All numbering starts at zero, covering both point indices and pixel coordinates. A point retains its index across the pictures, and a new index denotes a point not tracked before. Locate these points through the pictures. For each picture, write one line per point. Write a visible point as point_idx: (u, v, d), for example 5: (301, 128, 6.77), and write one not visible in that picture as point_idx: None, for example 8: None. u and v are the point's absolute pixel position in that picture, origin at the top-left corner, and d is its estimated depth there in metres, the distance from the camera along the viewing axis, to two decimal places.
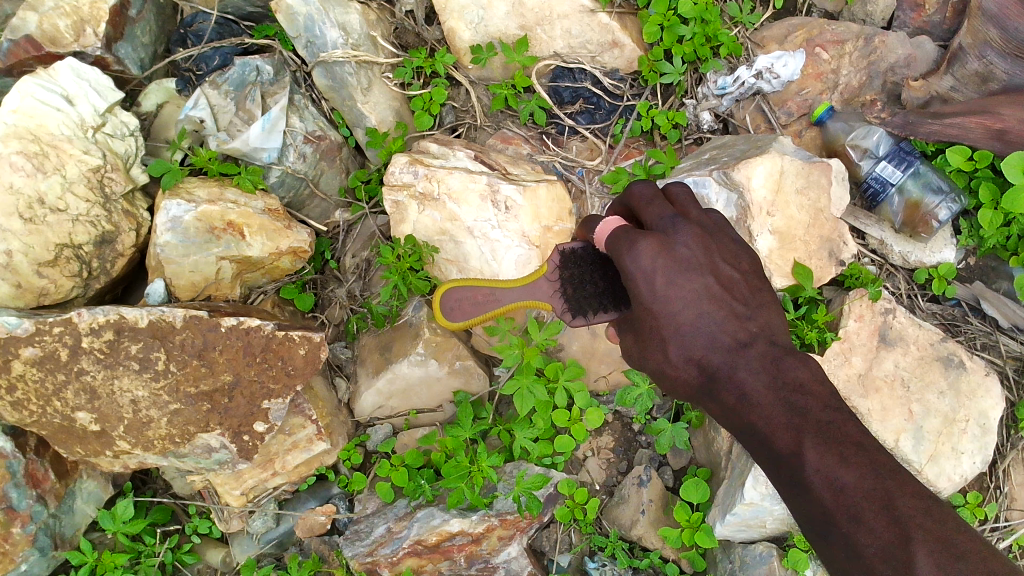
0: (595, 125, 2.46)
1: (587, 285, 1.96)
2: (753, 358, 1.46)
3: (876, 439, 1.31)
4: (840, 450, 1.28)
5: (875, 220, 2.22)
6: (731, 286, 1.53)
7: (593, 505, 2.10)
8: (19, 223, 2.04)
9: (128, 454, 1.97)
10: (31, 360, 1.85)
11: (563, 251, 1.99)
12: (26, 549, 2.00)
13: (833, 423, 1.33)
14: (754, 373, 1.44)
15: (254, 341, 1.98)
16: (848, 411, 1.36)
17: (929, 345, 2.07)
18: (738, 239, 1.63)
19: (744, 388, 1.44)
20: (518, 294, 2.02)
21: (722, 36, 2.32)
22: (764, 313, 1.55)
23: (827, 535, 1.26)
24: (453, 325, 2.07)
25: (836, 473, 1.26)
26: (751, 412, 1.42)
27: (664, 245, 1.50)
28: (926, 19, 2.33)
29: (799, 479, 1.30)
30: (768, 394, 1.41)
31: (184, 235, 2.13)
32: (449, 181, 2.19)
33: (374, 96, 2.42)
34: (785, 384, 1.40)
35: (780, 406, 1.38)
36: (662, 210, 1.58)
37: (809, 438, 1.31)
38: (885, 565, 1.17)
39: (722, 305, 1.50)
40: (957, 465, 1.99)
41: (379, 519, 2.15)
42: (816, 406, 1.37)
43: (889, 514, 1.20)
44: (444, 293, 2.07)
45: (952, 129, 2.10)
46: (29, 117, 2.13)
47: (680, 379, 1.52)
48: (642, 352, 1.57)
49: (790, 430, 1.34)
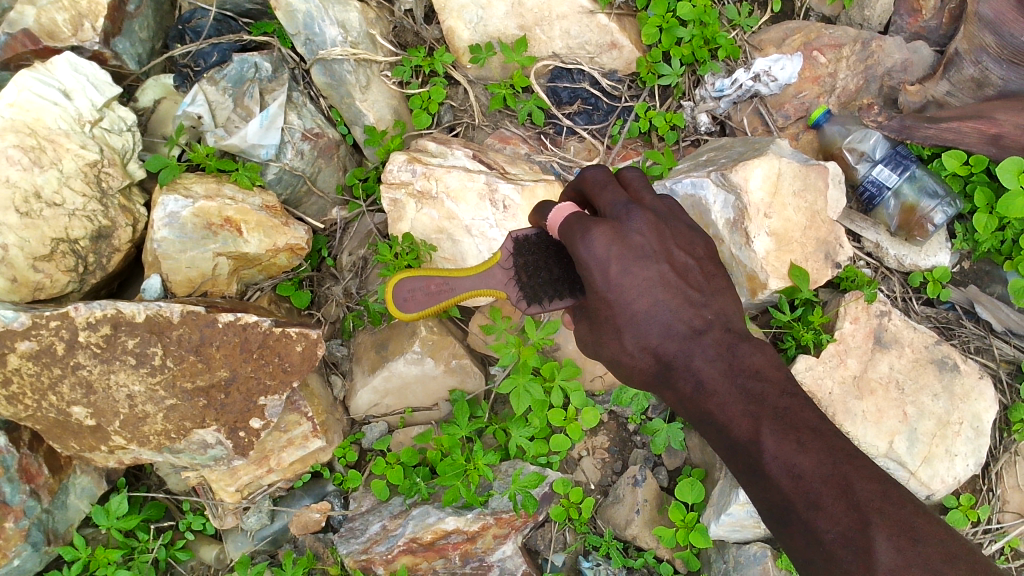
0: (593, 125, 2.47)
1: (542, 272, 1.90)
2: (709, 345, 1.49)
3: (832, 425, 1.36)
4: (796, 437, 1.33)
5: (870, 223, 2.24)
6: (685, 272, 1.54)
7: (589, 504, 2.10)
8: (15, 217, 2.04)
9: (124, 449, 1.97)
10: (27, 354, 1.85)
11: (515, 239, 1.95)
12: (19, 544, 1.99)
13: (789, 410, 1.38)
14: (710, 361, 1.48)
15: (251, 337, 1.98)
16: (804, 398, 1.42)
17: (924, 348, 2.08)
18: (690, 223, 1.63)
19: (700, 375, 1.47)
20: (471, 282, 1.98)
21: (720, 38, 2.34)
22: (719, 299, 1.56)
23: (786, 521, 1.30)
24: (407, 316, 2.01)
25: (793, 459, 1.30)
26: (707, 400, 1.46)
27: (618, 233, 1.48)
28: (922, 24, 2.35)
29: (756, 466, 1.35)
30: (723, 381, 1.46)
31: (181, 230, 2.13)
32: (447, 180, 2.19)
33: (372, 94, 2.42)
34: (741, 370, 1.45)
35: (737, 394, 1.43)
36: (616, 196, 1.56)
37: (766, 425, 1.36)
38: (845, 550, 1.20)
39: (677, 293, 1.51)
40: (950, 467, 2.01)
41: (374, 517, 2.15)
42: (772, 392, 1.43)
43: (847, 499, 1.24)
44: (397, 284, 2.00)
45: (949, 133, 2.12)
46: (26, 110, 2.12)
47: (637, 367, 1.55)
48: (599, 341, 1.60)
49: (748, 417, 1.39)
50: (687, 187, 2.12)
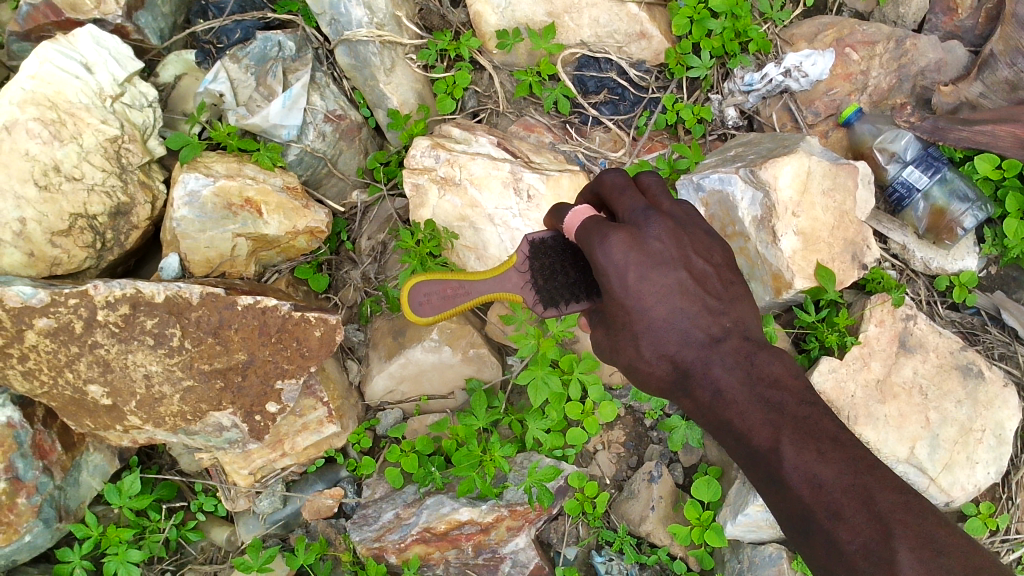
0: (619, 116, 2.43)
1: (559, 276, 1.84)
2: (728, 353, 1.40)
3: (854, 435, 1.28)
4: (817, 446, 1.25)
5: (898, 224, 2.21)
6: (704, 280, 1.43)
7: (603, 499, 2.09)
8: (34, 190, 2.03)
9: (138, 429, 1.95)
10: (44, 331, 1.83)
11: (532, 242, 1.87)
12: (31, 519, 1.98)
13: (809, 419, 1.30)
14: (729, 370, 1.38)
15: (270, 321, 1.96)
16: (825, 407, 1.33)
17: (948, 353, 2.06)
18: (710, 229, 1.53)
19: (719, 382, 1.38)
20: (489, 285, 1.90)
21: (752, 32, 2.31)
22: (737, 307, 1.46)
23: (805, 532, 1.22)
24: (424, 320, 1.93)
25: (813, 468, 1.22)
26: (726, 409, 1.37)
27: (636, 238, 1.39)
28: (957, 23, 2.32)
29: (776, 476, 1.27)
30: (743, 390, 1.36)
31: (201, 210, 2.11)
32: (471, 167, 2.16)
33: (396, 77, 2.38)
34: (760, 378, 1.36)
35: (756, 402, 1.34)
36: (635, 201, 1.47)
37: (786, 434, 1.28)
38: (867, 562, 1.13)
39: (695, 300, 1.41)
40: (971, 475, 1.99)
41: (387, 504, 2.13)
42: (791, 400, 1.34)
43: (869, 510, 1.16)
44: (412, 288, 1.93)
45: (981, 136, 2.08)
46: (47, 83, 2.09)
47: (654, 375, 1.44)
48: (615, 348, 1.49)
49: (768, 426, 1.30)
50: (715, 183, 2.09)
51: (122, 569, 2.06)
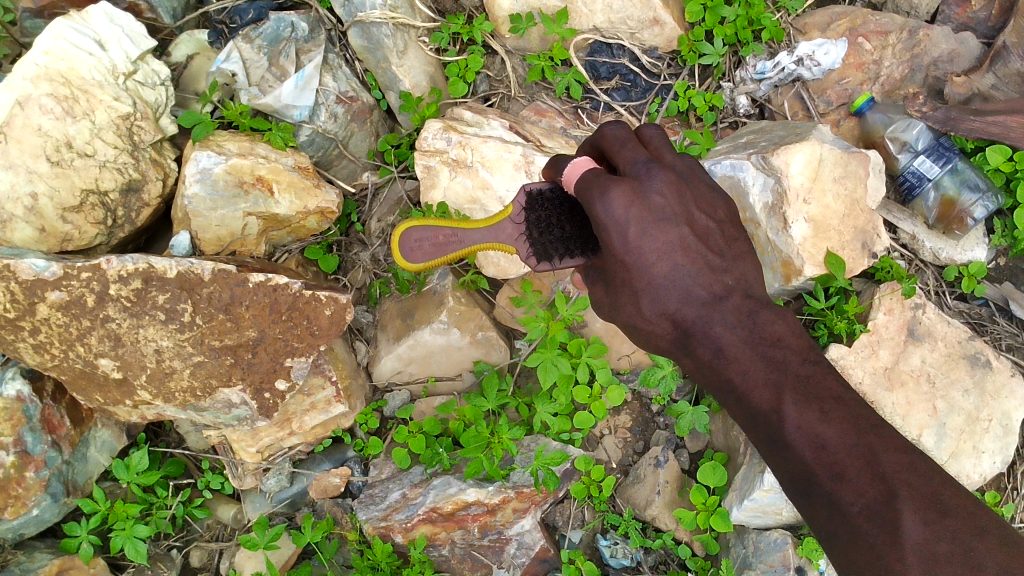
0: (631, 102, 2.43)
1: (554, 229, 1.78)
2: (729, 311, 1.39)
3: (858, 394, 1.28)
4: (820, 405, 1.25)
5: (908, 215, 2.21)
6: (706, 237, 1.43)
7: (609, 482, 2.11)
8: (45, 165, 2.03)
9: (148, 404, 1.95)
10: (56, 304, 1.84)
11: (528, 193, 1.83)
12: (38, 493, 2.00)
13: (811, 377, 1.30)
14: (730, 328, 1.38)
15: (281, 299, 1.96)
16: (829, 366, 1.32)
17: (957, 343, 2.05)
18: (712, 184, 1.53)
19: (720, 341, 1.38)
20: (484, 234, 1.84)
21: (765, 19, 2.32)
22: (739, 265, 1.46)
23: (806, 494, 1.22)
24: (413, 266, 1.84)
25: (816, 429, 1.22)
26: (727, 367, 1.37)
27: (637, 193, 1.38)
28: (971, 14, 2.33)
29: (777, 436, 1.27)
30: (745, 348, 1.37)
31: (213, 187, 2.12)
32: (483, 149, 2.17)
33: (408, 60, 2.38)
34: (762, 338, 1.36)
35: (758, 361, 1.34)
36: (636, 154, 1.46)
37: (788, 394, 1.28)
38: (870, 523, 1.13)
39: (697, 258, 1.41)
40: (977, 464, 1.99)
41: (394, 485, 2.15)
42: (794, 359, 1.35)
43: (872, 470, 1.16)
44: (404, 232, 1.84)
45: (994, 127, 2.08)
46: (60, 59, 2.09)
47: (655, 334, 1.45)
48: (615, 305, 1.49)
49: (770, 385, 1.30)
50: (726, 168, 2.09)
51: (128, 544, 2.07)
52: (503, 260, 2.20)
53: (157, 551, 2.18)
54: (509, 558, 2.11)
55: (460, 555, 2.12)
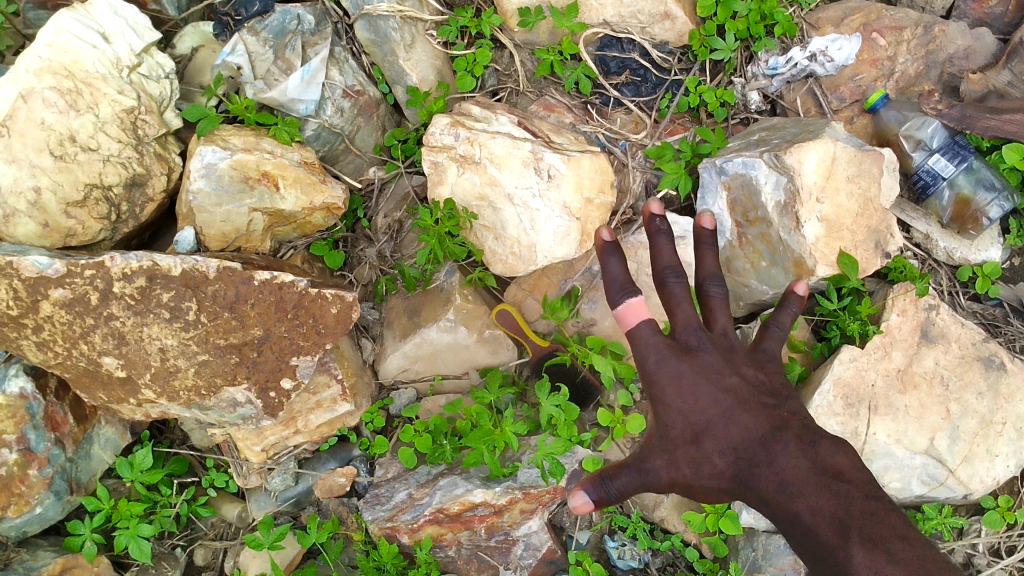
0: (641, 98, 2.39)
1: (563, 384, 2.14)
2: (789, 443, 1.59)
3: (917, 530, 1.46)
4: (885, 548, 1.42)
5: (921, 214, 2.19)
6: (756, 390, 1.68)
7: (618, 483, 2.08)
8: (49, 159, 2.01)
9: (152, 402, 1.93)
10: (60, 302, 1.82)
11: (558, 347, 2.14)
12: (42, 491, 1.99)
13: (876, 513, 1.47)
14: (795, 462, 1.56)
15: (286, 297, 1.93)
16: (889, 504, 1.50)
17: (971, 345, 2.02)
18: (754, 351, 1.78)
19: (783, 477, 1.55)
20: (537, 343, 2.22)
21: (778, 14, 2.25)
22: (790, 404, 1.69)
23: None
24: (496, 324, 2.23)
25: (882, 568, 1.41)
26: (793, 501, 1.52)
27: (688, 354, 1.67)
28: (987, 10, 2.30)
29: (840, 566, 1.44)
30: (809, 480, 1.53)
31: (218, 183, 2.09)
32: (491, 146, 2.11)
33: (416, 54, 2.35)
34: (826, 470, 1.53)
35: (823, 493, 1.51)
36: (689, 319, 1.73)
37: (853, 533, 1.45)
38: None
39: (754, 408, 1.65)
40: (990, 468, 1.96)
41: (400, 484, 2.13)
42: (857, 493, 1.51)
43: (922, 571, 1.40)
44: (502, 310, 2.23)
45: (1011, 125, 2.06)
46: (63, 52, 2.06)
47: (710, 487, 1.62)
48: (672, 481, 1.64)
49: (837, 526, 1.47)
50: (739, 166, 2.07)
51: (133, 543, 2.05)
52: (511, 258, 2.16)
53: (161, 550, 2.18)
54: (516, 559, 2.10)
55: (466, 556, 2.11)
